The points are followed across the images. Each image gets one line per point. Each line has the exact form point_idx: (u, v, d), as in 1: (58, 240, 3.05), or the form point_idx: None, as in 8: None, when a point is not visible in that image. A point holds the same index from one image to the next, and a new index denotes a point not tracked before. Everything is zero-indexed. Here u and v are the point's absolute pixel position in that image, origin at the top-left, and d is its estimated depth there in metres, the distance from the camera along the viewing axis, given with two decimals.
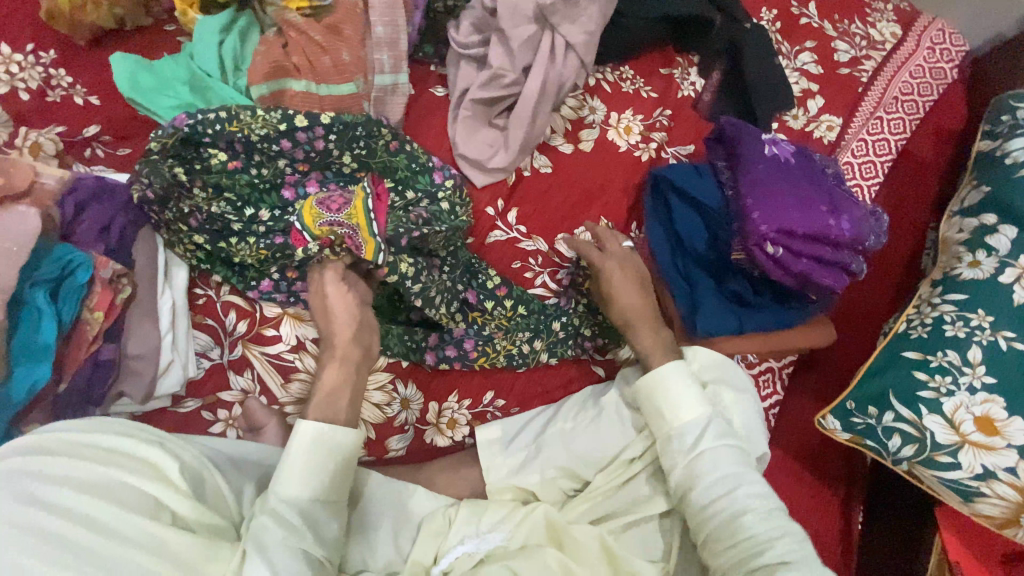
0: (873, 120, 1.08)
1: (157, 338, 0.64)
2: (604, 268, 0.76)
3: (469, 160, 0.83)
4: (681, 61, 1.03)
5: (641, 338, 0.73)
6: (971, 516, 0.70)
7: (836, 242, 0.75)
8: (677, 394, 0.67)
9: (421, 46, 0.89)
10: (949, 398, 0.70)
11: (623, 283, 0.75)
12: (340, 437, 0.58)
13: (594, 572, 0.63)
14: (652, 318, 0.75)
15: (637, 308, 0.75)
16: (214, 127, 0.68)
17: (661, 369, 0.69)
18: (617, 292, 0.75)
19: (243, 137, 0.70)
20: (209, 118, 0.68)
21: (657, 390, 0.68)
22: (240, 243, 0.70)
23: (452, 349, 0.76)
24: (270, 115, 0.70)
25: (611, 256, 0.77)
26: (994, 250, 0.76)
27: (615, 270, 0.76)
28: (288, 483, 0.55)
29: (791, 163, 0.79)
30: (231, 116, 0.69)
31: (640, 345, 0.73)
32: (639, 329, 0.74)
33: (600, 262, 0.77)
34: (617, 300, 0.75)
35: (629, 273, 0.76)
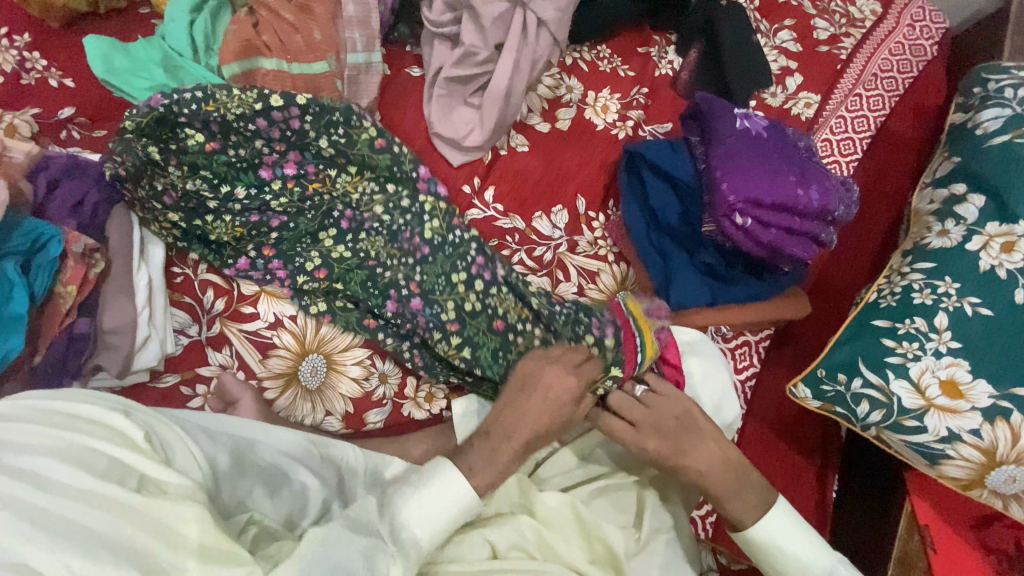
0: (852, 97, 1.08)
1: (133, 313, 0.65)
2: (647, 449, 0.65)
3: (445, 139, 0.84)
4: (658, 39, 1.04)
5: (728, 502, 0.65)
6: (938, 478, 0.71)
7: (805, 212, 0.76)
8: (791, 550, 0.64)
9: (396, 26, 0.90)
10: (914, 362, 0.71)
11: (682, 455, 0.65)
12: (473, 494, 0.58)
13: (566, 537, 0.65)
14: (734, 472, 0.65)
15: (707, 475, 0.65)
16: (192, 108, 0.68)
17: (753, 529, 0.64)
18: (679, 464, 0.65)
19: (219, 116, 0.70)
20: (187, 97, 0.68)
21: (771, 546, 0.64)
22: (216, 221, 0.72)
23: (402, 319, 0.74)
24: (246, 95, 0.70)
25: (652, 432, 0.65)
26: (962, 219, 0.77)
27: (665, 446, 0.65)
28: (413, 516, 0.56)
29: (762, 136, 0.80)
30: (208, 96, 0.68)
31: (732, 512, 0.65)
32: (717, 490, 0.65)
33: (640, 443, 0.65)
34: (681, 469, 0.65)
35: (681, 440, 0.65)
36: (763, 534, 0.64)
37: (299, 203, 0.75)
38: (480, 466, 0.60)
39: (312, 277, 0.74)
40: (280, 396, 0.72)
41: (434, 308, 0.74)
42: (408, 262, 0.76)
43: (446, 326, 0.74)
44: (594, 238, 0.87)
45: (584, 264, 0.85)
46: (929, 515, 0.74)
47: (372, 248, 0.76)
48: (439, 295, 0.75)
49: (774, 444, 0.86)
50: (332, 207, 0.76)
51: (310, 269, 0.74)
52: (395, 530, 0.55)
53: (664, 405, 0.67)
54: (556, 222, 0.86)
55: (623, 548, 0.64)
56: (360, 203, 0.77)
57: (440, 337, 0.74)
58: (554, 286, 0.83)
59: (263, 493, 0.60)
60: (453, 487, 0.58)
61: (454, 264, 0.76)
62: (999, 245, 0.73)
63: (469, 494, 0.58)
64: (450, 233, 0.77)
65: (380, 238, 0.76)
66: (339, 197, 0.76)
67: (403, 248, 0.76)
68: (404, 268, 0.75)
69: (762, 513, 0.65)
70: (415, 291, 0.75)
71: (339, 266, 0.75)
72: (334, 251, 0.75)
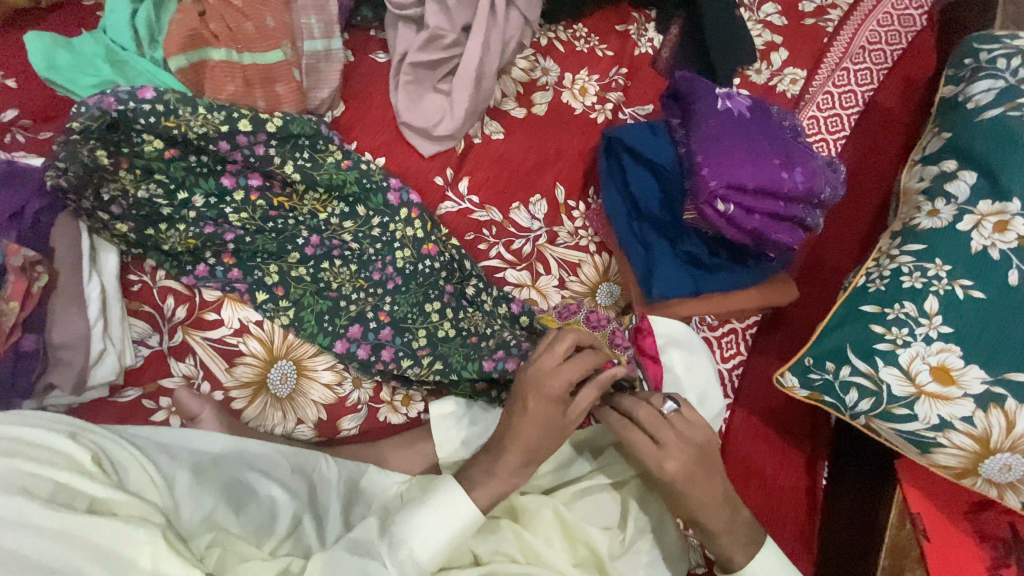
0: (839, 72, 1.04)
1: (85, 327, 0.62)
2: (664, 471, 0.60)
3: (413, 128, 0.80)
4: (637, 16, 0.99)
5: (721, 539, 0.63)
6: (929, 467, 0.69)
7: (791, 196, 0.73)
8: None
9: (359, 10, 0.85)
10: (904, 349, 0.69)
11: (694, 487, 0.61)
12: (475, 512, 0.57)
13: (550, 543, 0.62)
14: (733, 510, 0.63)
15: (711, 507, 0.61)
16: (149, 120, 0.65)
17: (742, 569, 0.63)
18: (687, 493, 0.61)
19: (180, 134, 0.66)
20: (143, 106, 0.64)
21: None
22: (169, 229, 0.69)
23: (365, 350, 0.71)
24: (212, 115, 0.67)
25: (672, 455, 0.60)
26: (953, 197, 0.75)
27: (683, 475, 0.60)
28: (416, 534, 0.55)
29: (745, 117, 0.76)
30: (168, 110, 0.65)
31: (725, 547, 0.63)
32: (717, 527, 0.62)
33: (657, 462, 0.60)
34: (687, 498, 0.62)
35: (699, 473, 0.61)
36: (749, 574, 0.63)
37: (261, 221, 0.72)
38: (484, 480, 0.61)
39: (271, 294, 0.71)
40: (249, 405, 0.69)
41: (404, 338, 0.73)
42: (379, 292, 0.74)
43: (417, 355, 0.72)
44: (574, 228, 0.83)
45: (565, 255, 0.81)
46: (921, 504, 0.73)
47: (337, 278, 0.73)
48: (410, 324, 0.73)
49: (762, 432, 0.84)
50: (297, 233, 0.73)
51: (270, 285, 0.71)
52: (394, 545, 0.55)
53: (693, 428, 0.62)
54: (534, 213, 0.82)
55: (607, 550, 0.62)
56: (328, 225, 0.74)
57: (411, 363, 0.72)
58: (534, 281, 0.80)
59: (228, 510, 0.58)
60: (457, 506, 0.57)
61: (427, 293, 0.75)
62: (991, 225, 0.70)
63: (470, 516, 0.57)
64: (423, 262, 0.75)
65: (348, 266, 0.74)
66: (304, 220, 0.74)
67: (371, 279, 0.74)
68: (373, 299, 0.73)
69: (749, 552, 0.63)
70: (383, 323, 0.72)
71: (297, 287, 0.71)
72: (295, 270, 0.72)
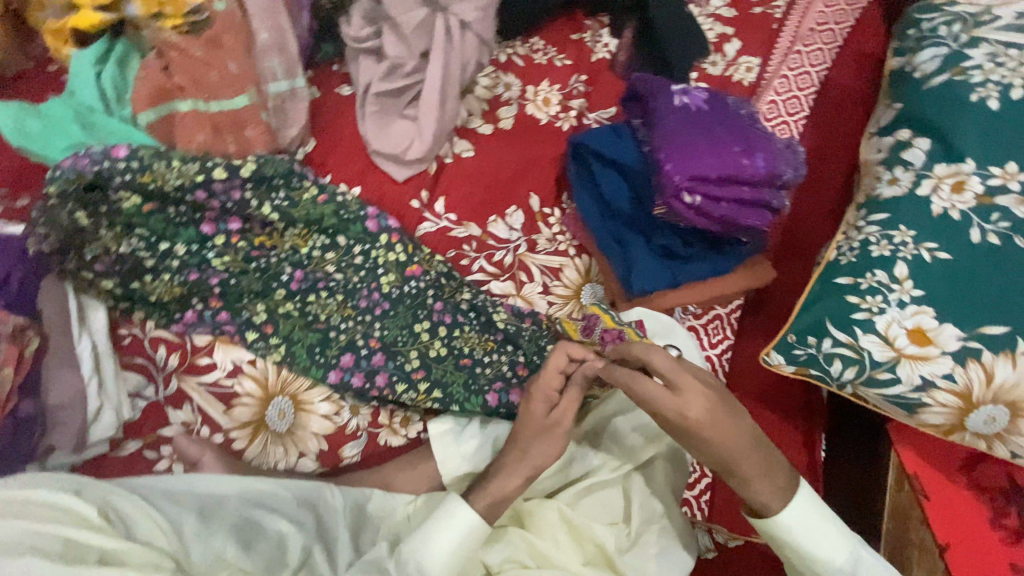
0: (792, 55, 1.08)
1: (80, 386, 0.64)
2: (689, 418, 0.57)
3: (384, 155, 0.82)
4: (590, 24, 1.03)
5: (755, 486, 0.60)
6: (919, 426, 0.72)
7: (753, 182, 0.74)
8: (812, 539, 0.60)
9: (320, 46, 0.87)
10: (880, 316, 0.71)
11: (719, 432, 0.58)
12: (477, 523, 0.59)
13: (559, 545, 0.64)
14: (762, 455, 0.60)
15: (740, 451, 0.59)
16: (125, 177, 0.67)
17: (780, 516, 0.60)
18: (710, 440, 0.58)
19: (158, 187, 0.69)
20: (117, 165, 0.67)
21: (790, 538, 0.61)
22: (155, 280, 0.70)
23: (359, 378, 0.72)
24: (187, 166, 0.69)
25: (688, 398, 0.57)
26: (910, 163, 0.77)
27: (707, 417, 0.57)
28: (420, 549, 0.57)
29: (703, 110, 0.79)
30: (143, 166, 0.68)
31: (759, 494, 0.60)
32: (750, 473, 0.60)
33: (677, 406, 0.57)
34: (713, 445, 0.59)
35: (721, 411, 0.58)
36: (787, 522, 0.60)
37: (245, 262, 0.73)
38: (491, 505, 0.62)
39: (260, 333, 0.72)
40: (250, 444, 0.70)
41: (397, 362, 0.74)
42: (367, 319, 0.75)
43: (411, 379, 0.73)
44: (552, 234, 0.86)
45: (547, 262, 0.83)
46: (913, 463, 0.76)
47: (325, 309, 0.75)
48: (401, 347, 0.75)
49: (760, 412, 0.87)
50: (281, 270, 0.74)
51: (259, 324, 0.72)
52: (401, 563, 0.57)
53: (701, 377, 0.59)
54: (513, 224, 0.84)
55: (614, 545, 0.64)
56: (311, 259, 0.76)
57: (406, 388, 0.73)
58: (519, 290, 0.81)
59: (237, 549, 0.56)
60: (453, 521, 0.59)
61: (416, 314, 0.76)
62: (949, 187, 0.73)
63: (464, 536, 0.58)
64: (408, 283, 0.77)
65: (335, 296, 0.75)
66: (285, 256, 0.75)
67: (359, 306, 0.76)
68: (362, 326, 0.75)
69: (783, 497, 0.61)
70: (374, 348, 0.74)
71: (286, 322, 0.73)
72: (282, 306, 0.73)
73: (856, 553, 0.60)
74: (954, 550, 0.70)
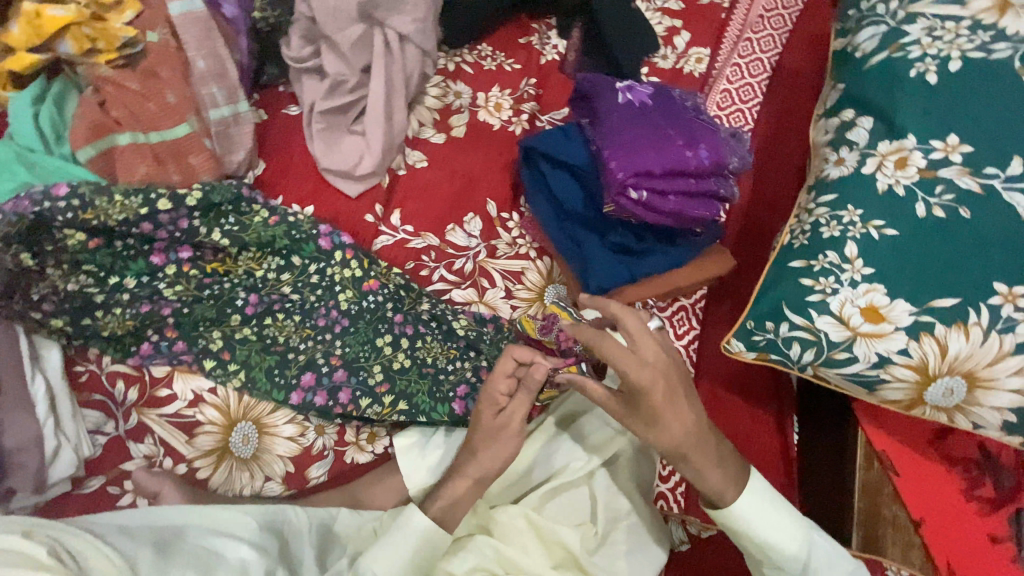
0: (742, 43, 1.08)
1: (36, 427, 0.63)
2: (649, 380, 0.58)
3: (335, 172, 0.82)
4: (537, 27, 1.03)
5: (708, 474, 0.61)
6: (881, 403, 0.73)
7: (699, 173, 0.76)
8: (765, 529, 0.61)
9: (264, 69, 0.87)
10: (834, 296, 0.71)
11: (674, 403, 0.59)
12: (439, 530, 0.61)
13: (525, 550, 0.64)
14: (712, 442, 0.62)
15: (694, 432, 0.60)
16: (66, 216, 0.66)
17: (732, 506, 0.62)
18: (666, 417, 0.59)
19: (101, 224, 0.68)
20: (58, 204, 0.66)
21: (745, 528, 0.62)
22: (107, 315, 0.70)
23: (321, 397, 0.72)
24: (130, 200, 0.68)
25: (650, 365, 0.58)
26: (855, 144, 0.78)
27: (665, 388, 0.58)
28: (377, 560, 0.59)
29: (647, 105, 0.80)
30: (85, 203, 0.67)
31: (711, 480, 0.61)
32: (702, 457, 0.61)
33: (639, 373, 0.57)
34: (668, 424, 0.59)
35: (678, 385, 0.59)
36: (738, 512, 0.62)
37: (198, 290, 0.73)
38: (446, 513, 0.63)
39: (218, 360, 0.72)
40: (214, 472, 0.70)
41: (360, 377, 0.74)
42: (328, 338, 0.75)
43: (374, 392, 0.73)
44: (512, 239, 0.86)
45: (507, 266, 0.84)
46: (881, 440, 0.77)
47: (283, 331, 0.75)
48: (363, 362, 0.74)
49: (725, 400, 0.87)
50: (235, 295, 0.74)
51: (216, 351, 0.72)
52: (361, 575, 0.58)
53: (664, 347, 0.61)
54: (470, 232, 0.84)
55: (580, 546, 0.64)
56: (266, 281, 0.76)
57: (370, 402, 0.73)
58: (481, 296, 0.81)
59: None
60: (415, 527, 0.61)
61: (377, 328, 0.76)
62: (892, 163, 0.73)
63: (423, 540, 0.60)
64: (366, 299, 0.77)
65: (292, 317, 0.75)
66: (239, 281, 0.75)
67: (317, 326, 0.75)
68: (323, 346, 0.75)
69: (734, 484, 0.62)
70: (335, 365, 0.74)
71: (242, 348, 0.73)
72: (238, 332, 0.73)
73: (810, 539, 0.62)
74: (929, 528, 0.71)
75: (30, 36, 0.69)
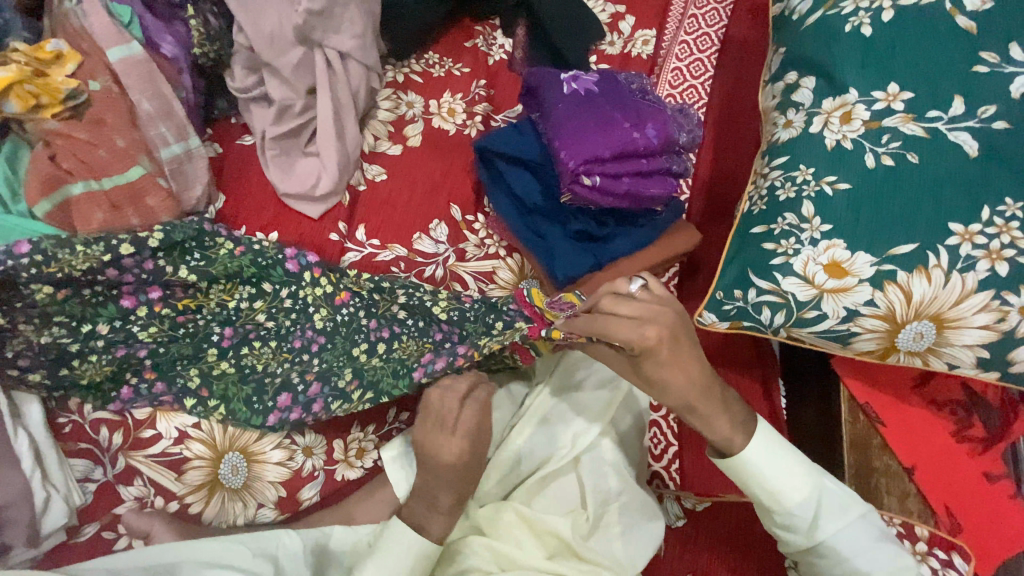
0: (687, 20, 1.09)
1: (22, 481, 0.64)
2: (652, 347, 0.58)
3: (295, 196, 0.83)
4: (482, 29, 1.04)
5: (715, 422, 0.62)
6: (857, 355, 0.74)
7: (649, 152, 0.78)
8: (777, 474, 0.61)
9: (214, 103, 0.88)
10: (796, 257, 0.72)
11: (677, 363, 0.59)
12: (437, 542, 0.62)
13: (516, 541, 0.65)
14: (718, 393, 0.62)
15: (698, 383, 0.61)
16: (31, 272, 0.64)
17: (743, 453, 0.62)
18: (670, 374, 0.60)
19: (66, 275, 0.66)
20: (21, 262, 0.64)
21: (756, 475, 0.61)
22: (83, 363, 0.70)
23: (297, 412, 0.72)
24: (91, 249, 0.67)
25: (651, 325, 0.58)
26: (800, 105, 0.78)
27: (670, 345, 0.58)
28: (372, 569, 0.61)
29: (592, 92, 0.80)
30: (47, 257, 0.65)
31: (722, 431, 0.62)
32: (710, 409, 0.62)
33: (641, 336, 0.57)
34: (672, 383, 0.60)
35: (682, 338, 0.60)
36: (751, 461, 0.61)
37: (172, 329, 0.74)
38: (430, 516, 0.65)
39: (198, 398, 0.72)
40: (206, 506, 0.70)
41: (332, 384, 0.73)
42: (306, 358, 0.75)
43: (344, 393, 0.72)
44: (480, 240, 0.87)
45: (478, 267, 0.84)
46: (864, 392, 0.77)
47: (261, 359, 0.75)
48: (337, 370, 0.74)
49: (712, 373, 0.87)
50: (210, 330, 0.75)
51: (194, 389, 0.73)
52: None
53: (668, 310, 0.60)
54: (437, 238, 0.85)
55: (574, 533, 0.65)
56: (239, 312, 0.76)
57: (341, 402, 0.72)
58: None
59: None
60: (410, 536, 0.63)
61: (354, 339, 0.76)
62: (838, 119, 0.74)
63: (423, 544, 0.63)
64: (341, 312, 0.76)
65: (269, 344, 0.76)
66: (213, 314, 0.75)
67: (295, 348, 0.76)
68: (300, 366, 0.75)
69: (744, 435, 0.63)
70: (309, 379, 0.74)
71: (220, 382, 0.73)
72: (216, 367, 0.74)
73: (821, 486, 0.62)
74: (922, 471, 0.72)
75: None
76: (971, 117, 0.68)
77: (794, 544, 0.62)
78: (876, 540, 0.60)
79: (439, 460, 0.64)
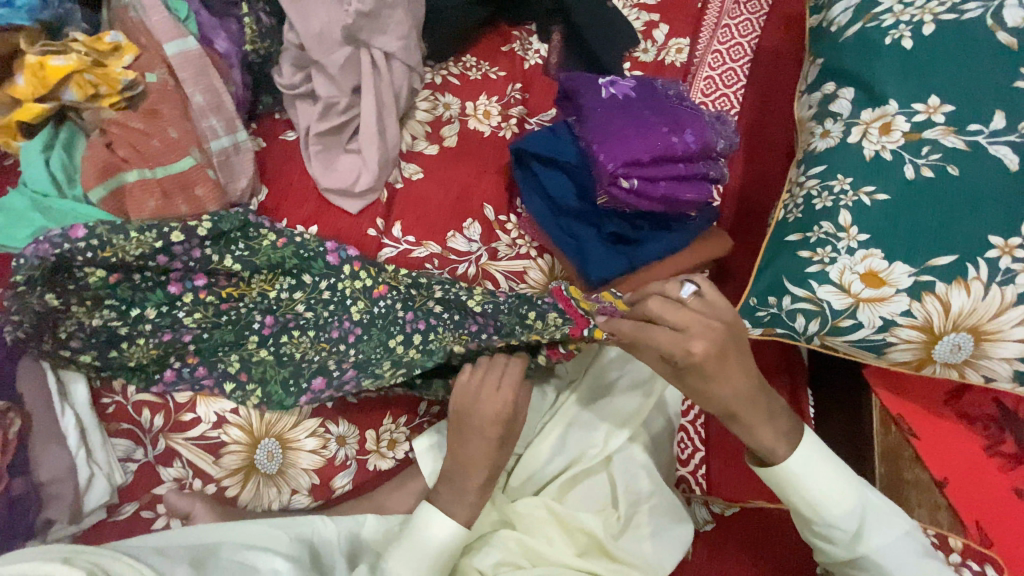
0: (720, 30, 1.10)
1: (69, 458, 0.66)
2: (696, 361, 0.59)
3: (335, 191, 0.85)
4: (518, 33, 1.06)
5: (759, 433, 0.62)
6: (891, 365, 0.74)
7: (686, 157, 0.79)
8: (820, 485, 0.61)
9: (259, 99, 0.90)
10: (833, 266, 0.72)
11: (722, 376, 0.60)
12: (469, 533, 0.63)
13: (546, 536, 0.66)
14: (763, 404, 0.63)
15: (744, 395, 0.61)
16: (87, 255, 0.67)
17: (785, 463, 0.62)
18: (714, 385, 0.61)
19: (119, 260, 0.69)
20: (78, 245, 0.67)
21: (798, 485, 0.61)
22: (131, 346, 0.72)
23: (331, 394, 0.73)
24: (144, 235, 0.70)
25: (697, 338, 0.59)
26: (838, 115, 0.79)
27: (716, 360, 0.59)
28: (402, 564, 0.62)
29: (630, 98, 0.82)
30: (102, 242, 0.68)
31: (765, 441, 0.62)
32: (753, 420, 0.62)
33: (686, 350, 0.59)
34: (716, 394, 0.62)
35: (728, 350, 0.60)
36: (793, 471, 0.61)
37: (215, 316, 0.75)
38: (466, 507, 0.65)
39: (237, 382, 0.74)
40: (242, 490, 0.72)
41: (370, 370, 0.73)
42: (342, 348, 0.76)
43: (377, 372, 0.72)
44: (512, 240, 0.88)
45: (509, 267, 0.85)
46: (896, 403, 0.77)
47: (299, 347, 0.77)
48: (375, 362, 0.74)
49: None
50: (251, 318, 0.77)
51: (234, 374, 0.74)
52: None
53: (715, 322, 0.61)
54: (470, 237, 0.86)
55: (604, 531, 0.66)
56: (280, 302, 0.77)
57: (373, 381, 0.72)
58: None
59: None
60: (436, 530, 0.63)
61: (390, 332, 0.76)
62: (877, 130, 0.74)
63: (456, 537, 0.63)
64: (378, 305, 0.77)
65: (307, 334, 0.77)
66: (254, 303, 0.77)
67: (332, 338, 0.77)
68: (337, 355, 0.76)
69: (788, 447, 0.63)
70: (346, 368, 0.75)
71: (259, 367, 0.75)
72: (256, 354, 0.76)
73: (865, 499, 0.62)
74: (953, 487, 0.71)
75: (37, 87, 0.73)
76: (1012, 131, 0.68)
77: (834, 556, 0.62)
78: (921, 556, 0.60)
79: (472, 445, 0.66)
